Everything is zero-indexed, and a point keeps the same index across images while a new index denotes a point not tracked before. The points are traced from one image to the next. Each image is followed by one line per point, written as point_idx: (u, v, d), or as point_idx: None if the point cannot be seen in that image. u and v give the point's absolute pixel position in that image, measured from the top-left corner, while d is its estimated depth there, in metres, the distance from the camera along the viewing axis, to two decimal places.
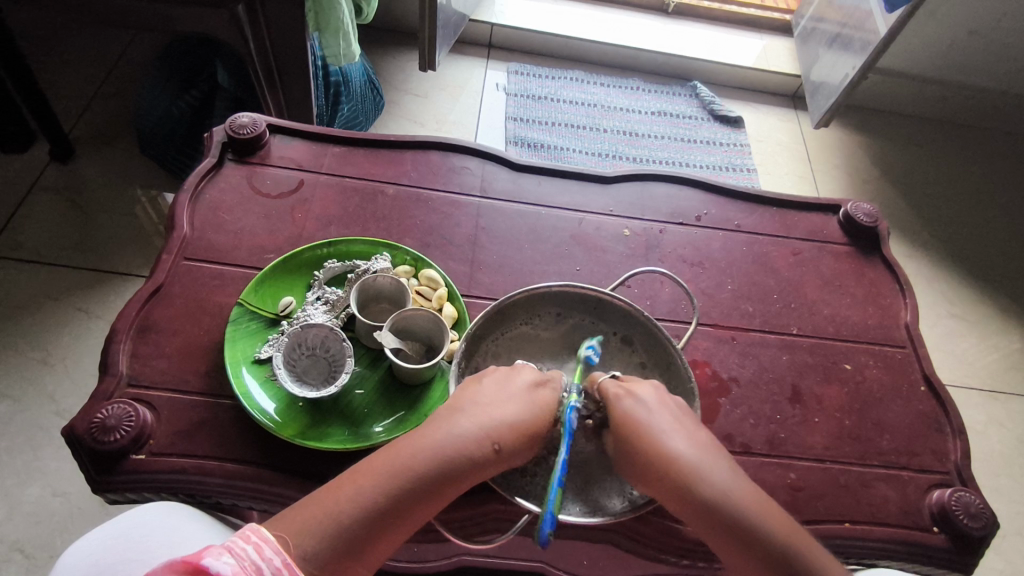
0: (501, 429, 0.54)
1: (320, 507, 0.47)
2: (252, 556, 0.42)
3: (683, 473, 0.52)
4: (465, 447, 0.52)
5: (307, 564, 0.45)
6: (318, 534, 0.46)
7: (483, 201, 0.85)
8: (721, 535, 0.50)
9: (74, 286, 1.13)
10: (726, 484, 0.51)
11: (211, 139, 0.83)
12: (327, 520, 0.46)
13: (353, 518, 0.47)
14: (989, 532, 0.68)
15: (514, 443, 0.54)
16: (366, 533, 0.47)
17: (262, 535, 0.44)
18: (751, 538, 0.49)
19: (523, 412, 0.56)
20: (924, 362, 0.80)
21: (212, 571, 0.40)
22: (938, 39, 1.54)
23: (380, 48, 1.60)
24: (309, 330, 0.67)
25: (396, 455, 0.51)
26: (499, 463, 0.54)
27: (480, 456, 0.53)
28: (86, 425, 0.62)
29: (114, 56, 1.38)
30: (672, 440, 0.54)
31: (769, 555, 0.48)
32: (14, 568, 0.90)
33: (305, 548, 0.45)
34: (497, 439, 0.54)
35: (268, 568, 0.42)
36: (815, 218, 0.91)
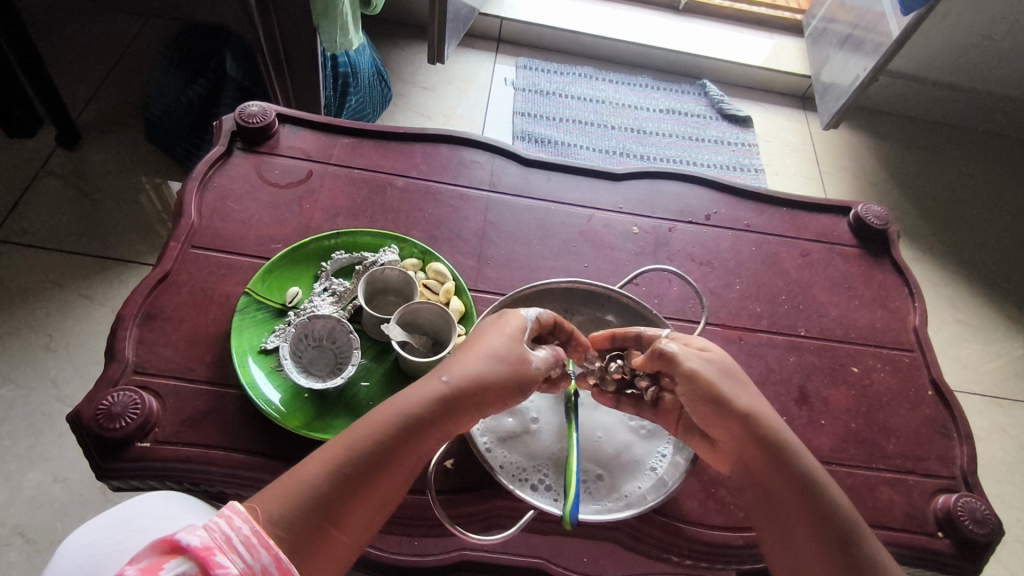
0: (454, 373, 0.53)
1: (290, 474, 0.48)
2: (222, 528, 0.43)
3: (763, 425, 0.56)
4: (417, 396, 0.52)
5: (275, 526, 0.46)
6: (284, 497, 0.47)
7: (491, 195, 0.85)
8: (794, 488, 0.53)
9: (79, 273, 1.13)
10: (797, 445, 0.56)
11: (221, 127, 0.82)
12: (292, 483, 0.48)
13: (317, 481, 0.48)
14: (994, 539, 0.68)
15: (464, 377, 0.53)
16: (332, 493, 0.48)
17: (232, 509, 0.45)
18: (823, 501, 0.53)
19: (475, 352, 0.55)
20: (932, 366, 0.79)
21: (183, 543, 0.41)
22: (950, 42, 1.53)
23: (389, 40, 1.59)
24: (316, 322, 0.67)
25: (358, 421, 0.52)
26: (463, 406, 0.53)
27: (437, 402, 0.52)
28: (91, 412, 0.61)
29: (123, 42, 1.37)
30: (754, 401, 0.57)
31: (829, 508, 0.52)
32: (14, 553, 0.90)
33: (271, 511, 0.46)
34: (450, 381, 0.53)
35: (237, 537, 0.43)
36: (826, 219, 0.91)
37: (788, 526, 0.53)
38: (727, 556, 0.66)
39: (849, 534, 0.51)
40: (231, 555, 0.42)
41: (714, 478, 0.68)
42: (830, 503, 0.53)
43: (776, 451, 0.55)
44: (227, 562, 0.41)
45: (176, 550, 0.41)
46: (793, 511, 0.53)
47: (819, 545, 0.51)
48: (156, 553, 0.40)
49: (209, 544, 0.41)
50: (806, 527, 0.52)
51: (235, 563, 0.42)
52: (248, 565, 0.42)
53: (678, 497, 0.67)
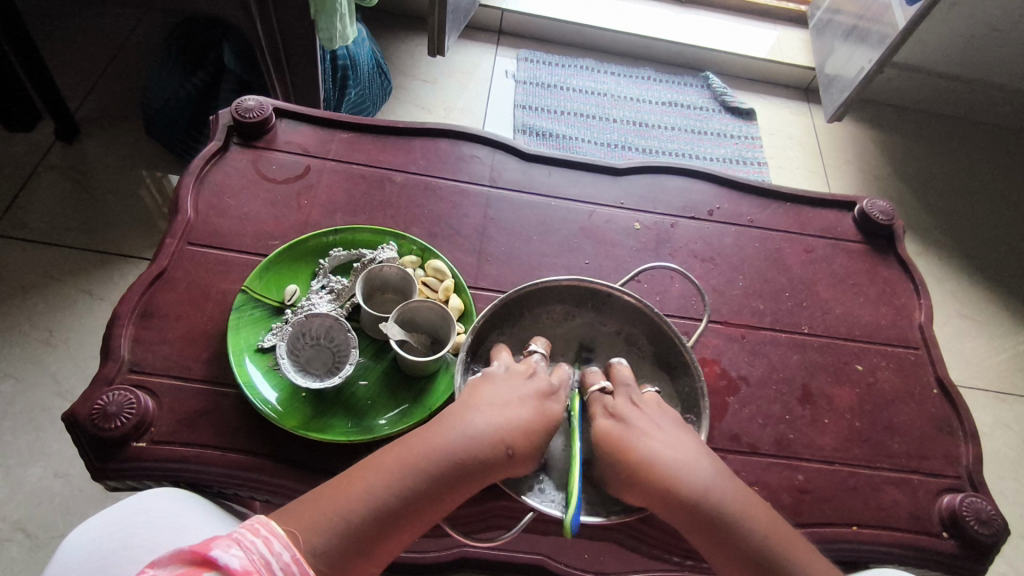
0: (514, 433, 0.52)
1: (331, 503, 0.46)
2: (261, 551, 0.41)
3: (669, 469, 0.53)
4: (478, 451, 0.51)
5: (315, 561, 0.44)
6: (326, 530, 0.45)
7: (491, 190, 0.84)
8: (702, 527, 0.51)
9: (77, 268, 1.12)
10: (706, 480, 0.52)
11: (217, 122, 0.81)
12: (337, 515, 0.46)
13: (361, 516, 0.46)
14: (999, 539, 0.67)
15: (526, 449, 0.53)
16: (374, 531, 0.46)
17: (272, 529, 0.43)
18: (731, 535, 0.50)
19: (537, 419, 0.54)
20: (937, 364, 0.78)
21: (219, 562, 0.39)
22: (957, 33, 1.51)
23: (389, 32, 1.57)
24: (314, 320, 0.66)
25: (406, 454, 0.49)
26: (512, 467, 0.52)
27: (492, 458, 0.51)
28: (87, 411, 0.61)
29: (121, 34, 1.36)
30: (654, 442, 0.54)
31: (749, 548, 0.50)
32: (15, 548, 0.90)
33: (314, 544, 0.44)
34: (510, 442, 0.52)
35: (276, 562, 0.41)
36: (830, 214, 0.90)
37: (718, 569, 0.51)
38: None
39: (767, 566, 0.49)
40: None
41: None
42: (752, 543, 0.50)
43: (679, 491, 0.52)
44: None
45: (209, 566, 0.39)
46: (718, 557, 0.51)
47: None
48: (188, 566, 0.39)
49: (247, 567, 0.40)
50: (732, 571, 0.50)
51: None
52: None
53: None
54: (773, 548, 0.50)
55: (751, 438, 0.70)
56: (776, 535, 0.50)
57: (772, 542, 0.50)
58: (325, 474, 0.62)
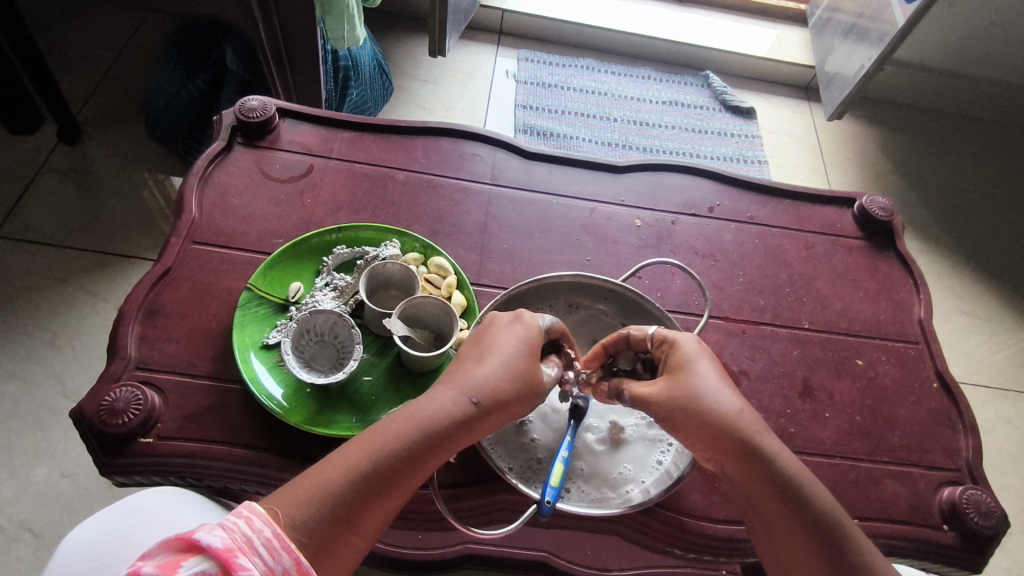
0: (478, 384, 0.52)
1: (310, 478, 0.47)
2: (243, 530, 0.41)
3: (741, 427, 0.53)
4: (444, 408, 0.51)
5: (296, 534, 0.44)
6: (306, 504, 0.45)
7: (493, 188, 0.84)
8: (773, 492, 0.51)
9: (82, 269, 1.13)
10: (776, 446, 0.53)
11: (220, 122, 0.82)
12: (313, 488, 0.46)
13: (338, 485, 0.47)
14: (999, 531, 0.68)
15: (494, 395, 0.52)
16: (354, 501, 0.47)
17: (252, 509, 0.43)
18: (801, 504, 0.50)
19: (501, 364, 0.54)
20: (937, 359, 0.79)
21: (202, 544, 0.39)
22: (957, 31, 1.52)
23: (389, 34, 1.58)
24: (318, 317, 0.67)
25: (378, 425, 0.50)
26: (484, 418, 0.52)
27: (459, 412, 0.51)
28: (94, 408, 0.61)
29: (124, 37, 1.37)
30: (723, 398, 0.54)
31: (816, 517, 0.50)
32: (22, 547, 0.91)
33: (293, 518, 0.44)
34: (473, 393, 0.52)
35: (259, 539, 0.42)
36: (830, 210, 0.90)
37: (772, 533, 0.51)
38: (729, 549, 0.66)
39: (835, 537, 0.49)
40: (251, 558, 0.41)
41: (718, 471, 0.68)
42: (817, 511, 0.50)
43: (751, 453, 0.52)
44: (248, 564, 0.40)
45: (194, 550, 0.39)
46: (773, 519, 0.51)
47: (804, 556, 0.49)
48: (173, 552, 0.39)
49: (230, 546, 0.40)
50: (791, 537, 0.50)
51: (256, 566, 0.40)
52: (270, 569, 0.41)
53: (681, 490, 0.67)
54: (837, 523, 0.50)
55: None
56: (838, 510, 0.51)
57: (839, 515, 0.50)
58: None
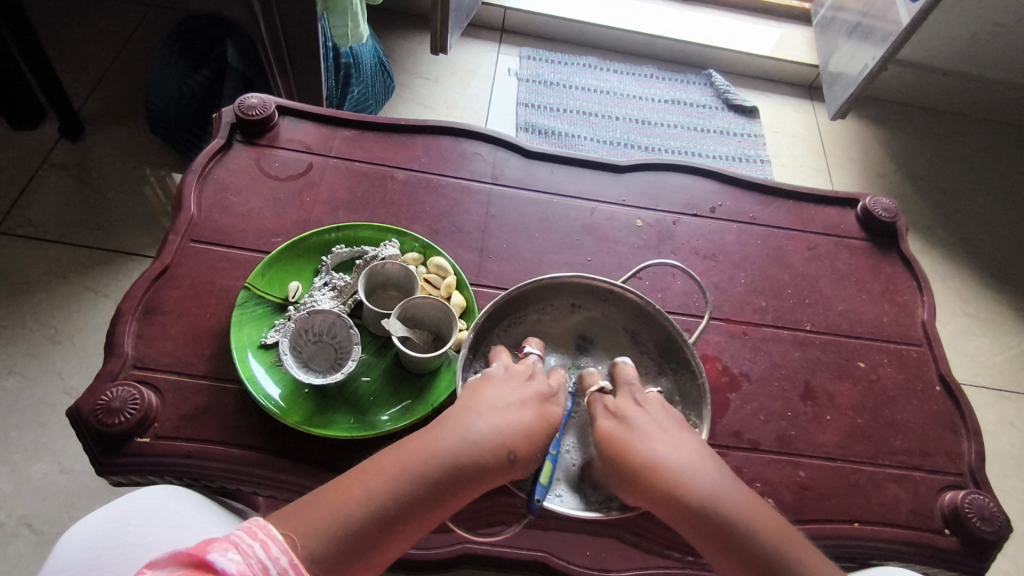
0: (516, 438, 0.53)
1: (333, 506, 0.46)
2: (258, 555, 0.40)
3: (668, 475, 0.53)
4: (479, 455, 0.51)
5: (313, 566, 0.43)
6: (327, 532, 0.44)
7: (493, 187, 0.84)
8: (710, 537, 0.50)
9: (82, 266, 1.13)
10: (710, 486, 0.52)
11: (220, 120, 0.81)
12: (340, 518, 0.45)
13: (364, 519, 0.46)
14: (1002, 535, 0.67)
15: (527, 451, 0.53)
16: (376, 536, 0.46)
17: (269, 534, 0.42)
18: (735, 543, 0.49)
19: (535, 420, 0.55)
20: (941, 362, 0.78)
21: (217, 566, 0.38)
22: (962, 31, 1.51)
23: (392, 30, 1.58)
24: (316, 316, 0.66)
25: (406, 456, 0.49)
26: (513, 472, 0.53)
27: (492, 463, 0.51)
28: (91, 407, 0.61)
29: (125, 33, 1.36)
30: (654, 447, 0.55)
31: (754, 551, 0.49)
32: (21, 544, 0.91)
33: (312, 549, 0.43)
34: (512, 447, 0.52)
35: (274, 567, 0.40)
36: (833, 211, 0.90)
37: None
38: None
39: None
40: None
41: None
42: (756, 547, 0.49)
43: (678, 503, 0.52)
44: None
45: (207, 570, 0.38)
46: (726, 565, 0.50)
47: None
48: (184, 568, 0.38)
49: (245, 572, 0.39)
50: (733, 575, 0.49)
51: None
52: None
53: None
54: (774, 555, 0.48)
55: (752, 435, 0.70)
56: (777, 539, 0.49)
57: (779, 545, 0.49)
58: (326, 469, 0.62)
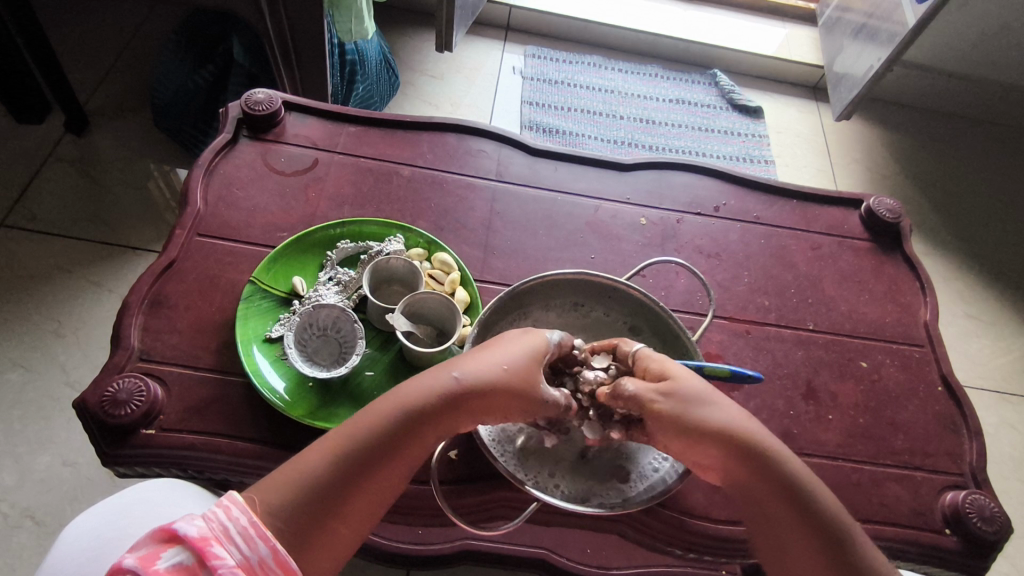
0: (465, 365, 0.52)
1: (290, 463, 0.49)
2: (219, 519, 0.44)
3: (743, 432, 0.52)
4: (428, 389, 0.51)
5: (268, 516, 0.46)
6: (279, 487, 0.47)
7: (498, 184, 0.84)
8: (782, 497, 0.51)
9: (86, 259, 1.13)
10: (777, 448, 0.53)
11: (227, 115, 0.82)
12: (291, 471, 0.48)
13: (316, 469, 0.48)
14: (1002, 536, 0.67)
15: (478, 375, 0.52)
16: (333, 485, 0.48)
17: (232, 499, 0.46)
18: (808, 504, 0.50)
19: (490, 349, 0.54)
20: (943, 363, 0.78)
21: (180, 533, 0.42)
22: (969, 33, 1.51)
23: (397, 28, 1.58)
24: (321, 311, 0.67)
25: (362, 410, 0.52)
26: (483, 409, 0.52)
27: (443, 395, 0.51)
28: (97, 399, 0.61)
29: (132, 28, 1.37)
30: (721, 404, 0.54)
31: (818, 513, 0.50)
32: (25, 535, 0.91)
33: (265, 501, 0.46)
34: (461, 374, 0.52)
35: (235, 528, 0.44)
36: (837, 212, 0.90)
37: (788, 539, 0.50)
38: (726, 551, 0.65)
39: (842, 532, 0.49)
40: (227, 545, 0.43)
41: None
42: (822, 511, 0.50)
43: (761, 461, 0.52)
44: (222, 552, 0.43)
45: (173, 540, 0.42)
46: (761, 525, 0.52)
47: (813, 549, 0.49)
48: (156, 543, 0.43)
49: (206, 535, 0.43)
50: (800, 534, 0.50)
51: (231, 555, 0.43)
52: (245, 556, 0.44)
53: (683, 490, 0.66)
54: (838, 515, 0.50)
55: None
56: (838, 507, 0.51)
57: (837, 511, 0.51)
58: None
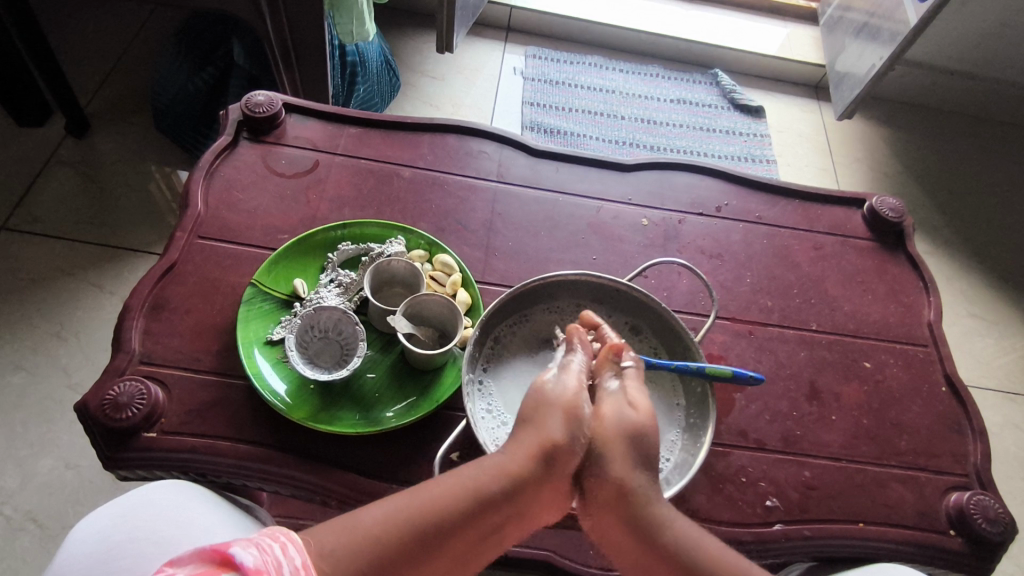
0: (542, 436, 0.52)
1: (360, 516, 0.47)
2: (275, 553, 0.42)
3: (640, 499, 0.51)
4: (514, 466, 0.51)
5: (323, 563, 0.44)
6: (344, 539, 0.45)
7: (499, 185, 0.84)
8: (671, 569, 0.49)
9: (88, 262, 1.13)
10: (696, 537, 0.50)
11: (227, 117, 0.82)
12: (361, 527, 0.46)
13: (385, 530, 0.46)
14: (1007, 537, 0.67)
15: (555, 451, 0.52)
16: (399, 552, 0.46)
17: (287, 536, 0.44)
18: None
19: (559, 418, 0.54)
20: (947, 363, 0.78)
21: (236, 560, 0.40)
22: (971, 31, 1.50)
23: (398, 29, 1.58)
24: (322, 313, 0.67)
25: (448, 478, 0.50)
26: (552, 483, 0.52)
27: (526, 475, 0.51)
28: (98, 402, 0.61)
29: (132, 30, 1.37)
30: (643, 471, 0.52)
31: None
32: (27, 538, 0.91)
33: (322, 545, 0.44)
34: (545, 453, 0.52)
35: (287, 566, 0.42)
36: (840, 211, 0.89)
37: None
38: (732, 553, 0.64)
39: None
40: None
41: (723, 473, 0.67)
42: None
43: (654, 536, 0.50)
44: None
45: (228, 565, 0.39)
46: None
47: None
48: (208, 564, 0.39)
49: (260, 566, 0.40)
50: None
51: None
52: None
53: (686, 492, 0.66)
54: None
55: (758, 434, 0.70)
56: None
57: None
58: (332, 465, 0.63)
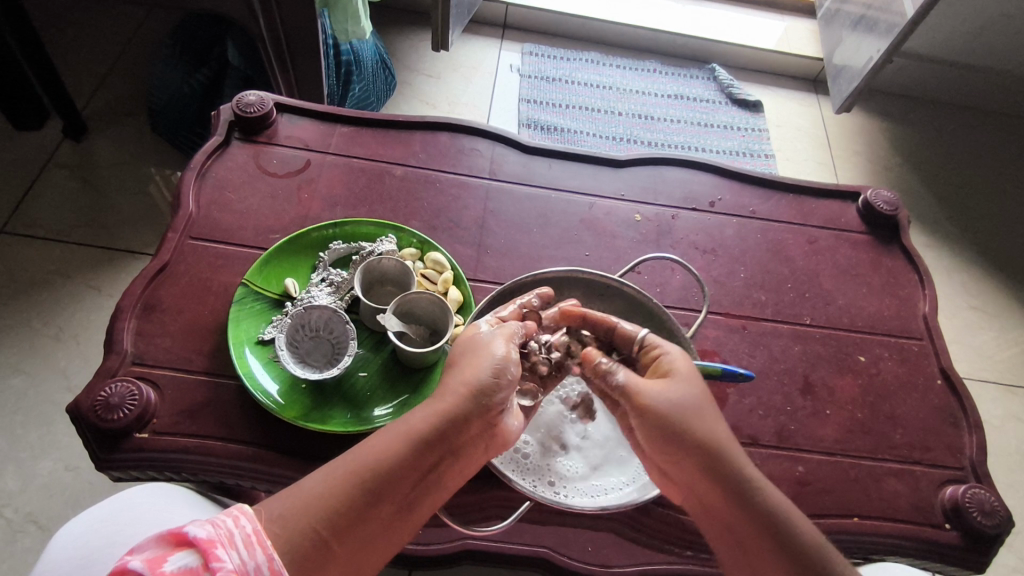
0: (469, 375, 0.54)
1: (302, 483, 0.47)
2: (227, 525, 0.41)
3: (723, 452, 0.52)
4: (448, 409, 0.52)
5: (275, 530, 0.43)
6: (288, 505, 0.45)
7: (491, 183, 0.84)
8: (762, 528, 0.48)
9: (85, 264, 1.14)
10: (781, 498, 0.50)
11: (218, 117, 0.82)
12: (305, 492, 0.46)
13: (329, 488, 0.46)
14: (1003, 530, 0.67)
15: (484, 387, 0.53)
16: (346, 509, 0.46)
17: (242, 508, 0.43)
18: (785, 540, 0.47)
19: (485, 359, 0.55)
20: (942, 356, 0.78)
21: (189, 535, 0.39)
22: (970, 22, 1.49)
23: (394, 28, 1.58)
24: (313, 312, 0.67)
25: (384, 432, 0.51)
26: (486, 419, 0.53)
27: (460, 416, 0.52)
28: (90, 403, 0.61)
29: (128, 32, 1.37)
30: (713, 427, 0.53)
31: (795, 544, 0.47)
32: (27, 540, 0.92)
33: (270, 513, 0.44)
34: (477, 393, 0.53)
35: (240, 534, 0.41)
36: (835, 205, 0.89)
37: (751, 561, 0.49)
38: None
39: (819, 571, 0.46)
40: (230, 551, 0.40)
41: None
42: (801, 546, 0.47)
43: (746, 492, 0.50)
44: (225, 556, 0.39)
45: (182, 543, 0.39)
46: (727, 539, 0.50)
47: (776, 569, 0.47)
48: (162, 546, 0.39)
49: (212, 538, 0.40)
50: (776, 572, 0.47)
51: (232, 559, 0.40)
52: (243, 563, 0.40)
53: None
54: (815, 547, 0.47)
55: (751, 429, 0.69)
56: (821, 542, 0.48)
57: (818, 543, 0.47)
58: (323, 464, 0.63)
